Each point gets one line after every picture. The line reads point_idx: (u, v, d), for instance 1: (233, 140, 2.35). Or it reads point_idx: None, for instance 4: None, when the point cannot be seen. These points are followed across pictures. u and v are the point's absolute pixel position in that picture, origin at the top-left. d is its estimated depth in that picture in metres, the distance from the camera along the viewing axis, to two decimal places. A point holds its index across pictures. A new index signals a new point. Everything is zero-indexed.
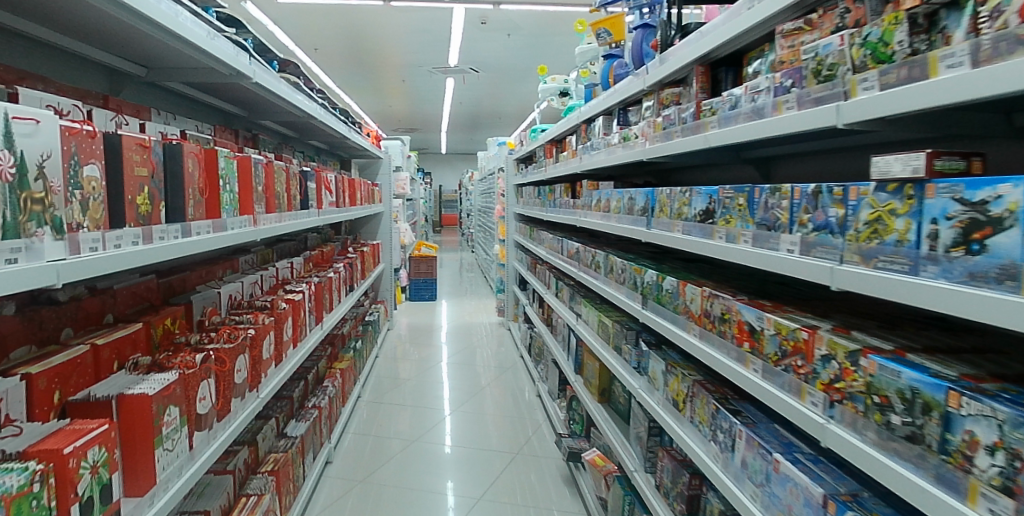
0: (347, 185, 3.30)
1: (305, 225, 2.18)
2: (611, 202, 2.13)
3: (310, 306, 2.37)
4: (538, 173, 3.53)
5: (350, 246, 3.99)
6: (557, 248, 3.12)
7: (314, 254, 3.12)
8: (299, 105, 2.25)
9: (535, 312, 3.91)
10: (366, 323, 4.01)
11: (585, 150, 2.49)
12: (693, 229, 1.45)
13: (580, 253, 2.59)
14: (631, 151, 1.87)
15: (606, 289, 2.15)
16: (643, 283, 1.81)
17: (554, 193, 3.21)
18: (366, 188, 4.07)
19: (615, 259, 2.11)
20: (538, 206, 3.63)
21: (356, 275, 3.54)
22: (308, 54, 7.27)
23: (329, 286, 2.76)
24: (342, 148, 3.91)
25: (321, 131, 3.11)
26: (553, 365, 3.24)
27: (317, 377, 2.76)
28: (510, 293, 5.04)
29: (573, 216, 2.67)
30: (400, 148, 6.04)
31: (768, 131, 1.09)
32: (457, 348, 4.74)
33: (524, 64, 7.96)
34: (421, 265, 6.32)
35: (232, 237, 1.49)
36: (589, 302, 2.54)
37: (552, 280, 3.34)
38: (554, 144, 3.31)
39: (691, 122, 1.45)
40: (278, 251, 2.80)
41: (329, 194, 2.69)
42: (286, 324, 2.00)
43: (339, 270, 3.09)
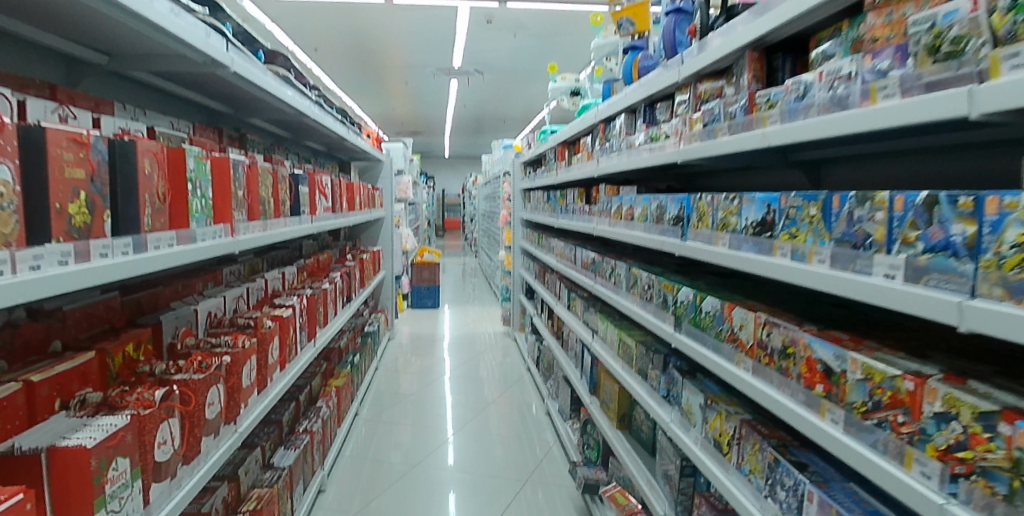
0: (345, 189, 3.09)
1: (294, 232, 1.97)
2: (634, 209, 1.91)
3: (300, 321, 2.14)
4: (548, 177, 3.31)
5: (348, 253, 3.78)
6: (570, 257, 2.89)
7: (309, 263, 2.90)
8: (289, 101, 2.04)
9: (544, 324, 3.68)
10: (364, 335, 3.78)
11: (603, 152, 2.28)
12: (743, 244, 1.22)
13: (596, 263, 2.36)
14: (660, 152, 1.65)
15: (629, 306, 1.92)
16: (675, 302, 1.57)
17: (566, 198, 2.99)
18: (366, 192, 3.87)
19: (639, 273, 1.87)
20: (548, 213, 3.42)
21: (354, 285, 3.32)
22: (309, 55, 7.12)
23: (323, 298, 2.54)
24: (340, 150, 3.71)
25: (318, 131, 2.90)
26: (564, 382, 3.00)
27: (310, 397, 2.54)
28: (516, 301, 4.81)
29: (588, 224, 2.45)
30: (402, 151, 5.85)
31: (854, 126, 0.88)
32: (461, 360, 4.51)
33: (530, 65, 7.77)
34: (423, 272, 6.11)
35: (203, 250, 1.28)
36: (606, 317, 2.30)
37: (563, 291, 3.12)
38: (566, 146, 3.10)
39: (742, 118, 1.23)
40: (268, 260, 2.59)
41: (324, 199, 2.48)
42: (272, 345, 1.78)
43: (335, 279, 2.87)
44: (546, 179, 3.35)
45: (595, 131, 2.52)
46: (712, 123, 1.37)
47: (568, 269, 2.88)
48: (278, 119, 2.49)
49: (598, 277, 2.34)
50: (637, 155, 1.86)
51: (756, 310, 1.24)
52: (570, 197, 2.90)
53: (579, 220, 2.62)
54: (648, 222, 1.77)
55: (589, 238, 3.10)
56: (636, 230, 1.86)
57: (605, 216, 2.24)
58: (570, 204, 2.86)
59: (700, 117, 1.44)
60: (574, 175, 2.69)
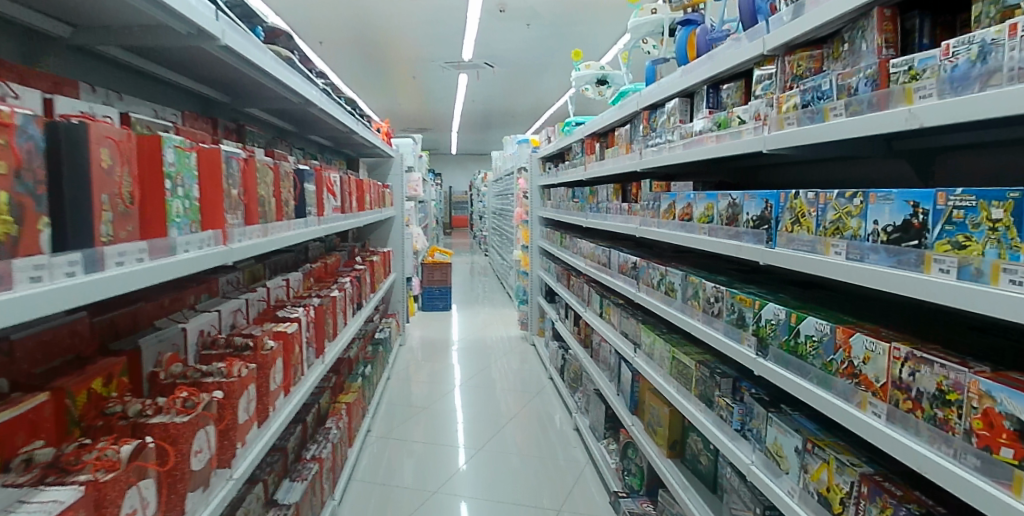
0: (354, 187, 2.84)
1: (299, 237, 1.71)
2: (692, 209, 1.64)
3: (306, 337, 1.88)
4: (575, 173, 3.04)
5: (358, 255, 3.54)
6: (602, 260, 2.62)
7: (315, 268, 2.64)
8: (292, 85, 1.78)
9: (569, 331, 3.41)
10: (375, 343, 3.53)
11: (648, 144, 2.00)
12: (869, 254, 0.95)
13: (639, 269, 2.09)
14: (733, 141, 1.38)
15: (687, 322, 1.64)
16: (756, 321, 1.30)
17: (597, 196, 2.71)
18: (376, 190, 3.62)
19: (700, 283, 1.60)
20: (574, 211, 3.14)
21: (365, 291, 3.06)
22: (313, 48, 6.87)
23: (332, 308, 2.29)
24: (348, 145, 3.45)
25: (325, 124, 2.65)
26: (595, 397, 2.73)
27: (319, 417, 2.29)
28: (534, 304, 4.54)
29: (627, 225, 2.18)
30: (412, 147, 5.59)
31: None
32: (476, 367, 4.25)
33: (542, 57, 7.49)
34: (435, 272, 5.86)
35: (186, 264, 1.02)
36: (651, 330, 2.03)
37: (592, 297, 2.85)
38: (596, 138, 2.82)
39: (867, 93, 0.96)
40: (272, 266, 2.35)
41: (333, 198, 2.22)
42: (275, 369, 1.52)
43: (346, 286, 2.61)
44: (572, 175, 3.08)
45: (634, 120, 2.24)
46: (814, 103, 1.10)
47: (600, 274, 2.60)
48: (281, 110, 2.23)
49: (641, 285, 2.06)
50: (698, 145, 1.58)
51: (886, 338, 0.96)
52: (602, 194, 2.63)
53: (616, 220, 2.35)
54: (713, 224, 1.51)
55: (622, 240, 2.82)
56: (696, 234, 1.58)
57: (650, 216, 1.97)
58: (603, 202, 2.58)
59: (794, 97, 1.16)
60: (609, 170, 2.41)
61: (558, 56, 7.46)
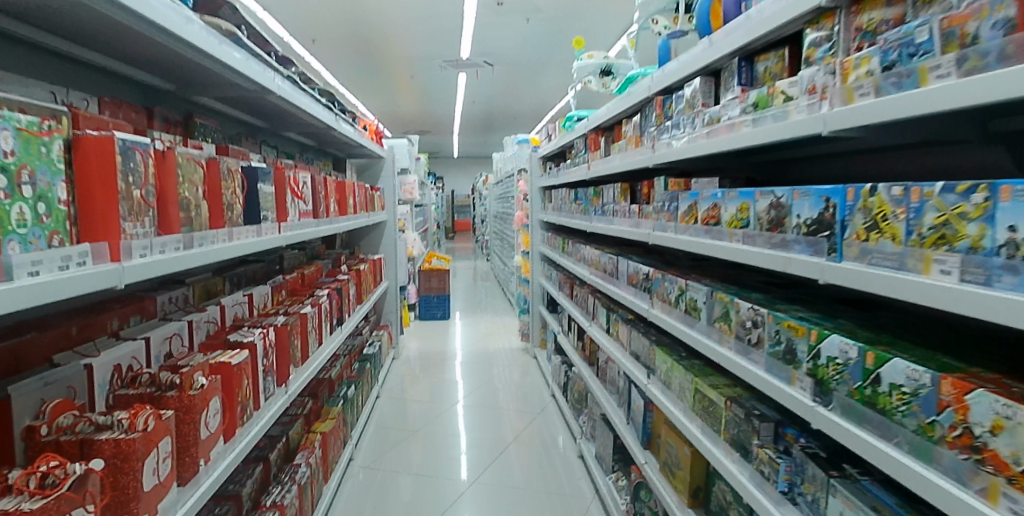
0: (334, 188, 2.55)
1: (246, 248, 1.43)
2: (718, 212, 1.34)
3: (263, 365, 1.60)
4: (577, 171, 2.74)
5: (343, 263, 3.24)
6: (609, 270, 2.32)
7: (287, 280, 2.34)
8: (235, 65, 1.49)
9: (573, 345, 3.10)
10: (362, 358, 3.23)
11: (661, 134, 1.71)
12: (993, 277, 0.65)
13: (653, 281, 1.78)
14: (778, 124, 1.09)
15: (716, 351, 1.34)
16: (814, 357, 1.00)
17: (601, 197, 2.41)
18: (363, 193, 3.32)
19: (731, 302, 1.30)
20: (577, 214, 2.84)
21: (348, 304, 2.76)
22: (306, 46, 6.59)
23: (303, 326, 1.99)
24: (332, 143, 3.16)
25: (297, 119, 2.35)
26: (603, 423, 2.42)
27: (285, 452, 1.97)
28: (536, 314, 4.23)
29: (637, 230, 1.88)
30: (407, 148, 5.29)
31: None
32: (474, 381, 3.93)
33: (544, 54, 7.20)
34: (432, 280, 5.54)
35: (35, 290, 0.73)
36: (667, 353, 1.72)
37: (599, 310, 2.54)
38: (600, 133, 2.52)
39: (997, 39, 0.65)
40: (237, 280, 2.06)
41: (300, 200, 1.93)
42: (208, 412, 1.23)
43: (323, 300, 2.31)
44: (574, 174, 2.78)
45: (644, 109, 1.94)
46: (903, 62, 0.81)
47: (607, 286, 2.30)
48: (239, 102, 1.95)
49: (655, 302, 1.77)
50: (728, 132, 1.29)
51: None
52: (607, 196, 2.33)
53: (624, 224, 2.05)
54: (749, 230, 1.21)
55: (631, 246, 2.52)
56: (725, 243, 1.29)
57: (665, 220, 1.67)
58: (609, 203, 2.29)
59: (876, 58, 0.87)
60: (615, 167, 2.11)
61: (560, 52, 7.17)
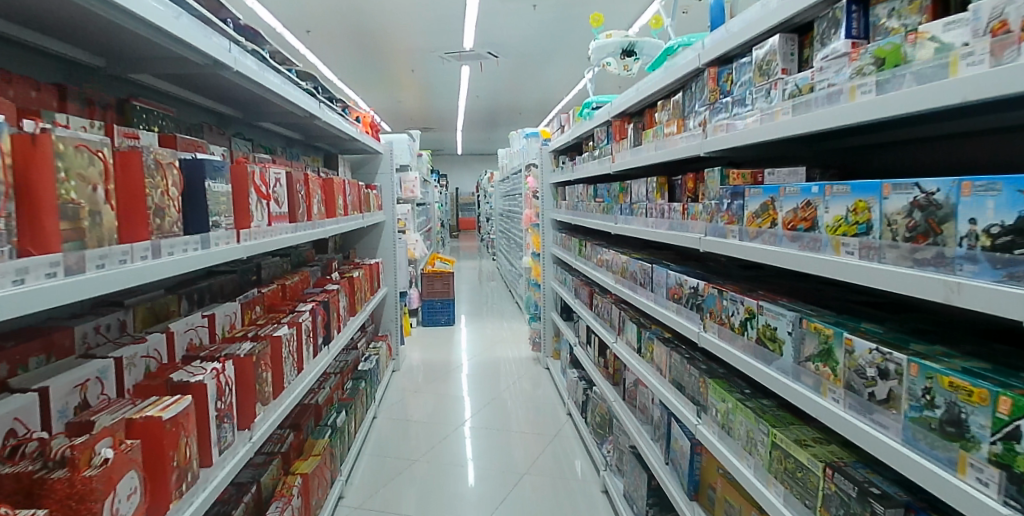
0: (320, 186, 2.19)
1: (183, 266, 1.09)
2: (816, 213, 0.99)
3: (215, 410, 1.26)
4: (597, 165, 2.37)
5: (335, 270, 2.90)
6: (640, 280, 1.96)
7: (263, 295, 1.99)
8: (175, 30, 1.12)
9: (592, 361, 2.74)
10: (357, 376, 2.87)
11: (714, 115, 1.35)
12: None
13: (705, 298, 1.43)
14: (932, 85, 0.72)
15: (813, 402, 0.99)
16: (1005, 438, 0.64)
17: (628, 194, 2.05)
18: (357, 192, 2.96)
19: (839, 339, 0.95)
20: (596, 214, 2.47)
21: (337, 319, 2.39)
22: (300, 38, 6.19)
23: (278, 352, 1.63)
24: (319, 136, 2.80)
25: (271, 105, 1.99)
26: (634, 459, 2.06)
27: (256, 505, 1.62)
28: (547, 321, 3.87)
29: (681, 235, 1.52)
30: (407, 144, 4.92)
31: None
32: (482, 395, 3.57)
33: (551, 43, 6.81)
34: (435, 283, 5.18)
35: None
36: (726, 389, 1.37)
37: (626, 325, 2.18)
38: (625, 120, 2.15)
39: None
40: (201, 296, 1.72)
41: (270, 202, 1.59)
42: (121, 498, 0.88)
43: (308, 318, 1.96)
44: (593, 168, 2.42)
45: (687, 86, 1.58)
46: None
47: (638, 299, 1.94)
48: (193, 83, 1.59)
49: (708, 324, 1.41)
50: (831, 103, 0.93)
51: None
52: (636, 192, 1.96)
53: (661, 227, 1.68)
54: (871, 239, 0.86)
55: (664, 252, 2.16)
56: (829, 257, 0.94)
57: (723, 223, 1.31)
58: (639, 201, 1.92)
59: None
60: (648, 159, 1.75)
61: (568, 41, 6.78)
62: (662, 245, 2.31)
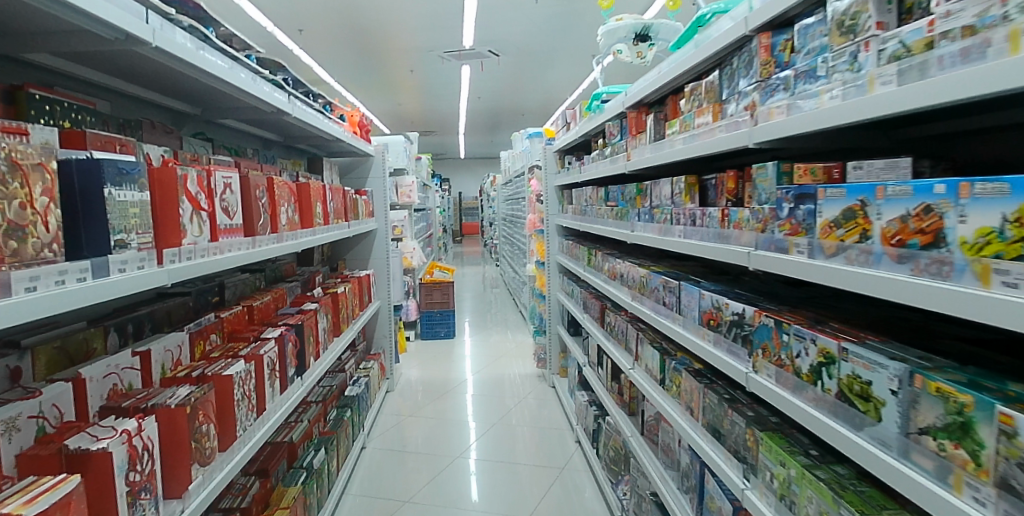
0: (292, 191, 1.89)
1: (61, 304, 0.79)
2: (944, 223, 0.68)
3: (125, 485, 0.96)
4: (610, 164, 2.07)
5: (318, 284, 2.59)
6: (663, 298, 1.64)
7: (220, 321, 1.68)
8: None
9: (603, 386, 2.42)
10: (342, 403, 2.55)
11: (769, 94, 1.05)
12: None
13: (759, 330, 1.12)
14: None
15: (944, 501, 0.67)
16: None
17: (648, 196, 1.73)
18: (343, 198, 2.66)
19: (987, 411, 0.63)
20: (608, 220, 2.16)
21: (315, 344, 2.08)
22: (293, 38, 5.87)
23: (225, 396, 1.33)
24: (299, 137, 2.49)
25: (229, 97, 1.69)
26: (656, 509, 1.74)
27: None
28: (553, 335, 3.55)
29: (721, 248, 1.21)
30: (403, 146, 4.62)
31: None
32: (484, 417, 3.22)
33: (554, 40, 6.51)
34: (434, 293, 4.87)
35: None
36: (786, 449, 1.06)
37: (645, 350, 1.86)
38: (642, 110, 1.84)
39: None
40: (143, 327, 1.42)
41: (215, 212, 1.29)
42: None
43: (273, 348, 1.65)
44: (605, 168, 2.11)
45: (724, 63, 1.29)
46: None
47: (661, 322, 1.62)
48: (115, 68, 1.32)
49: (761, 365, 1.10)
50: (971, 64, 0.63)
51: None
52: (657, 194, 1.65)
53: (694, 237, 1.37)
54: None
55: (691, 266, 1.84)
56: (972, 291, 0.62)
57: (785, 234, 1.01)
58: (662, 205, 1.61)
59: None
60: (675, 155, 1.45)
61: (573, 38, 6.47)
62: (686, 256, 2.00)
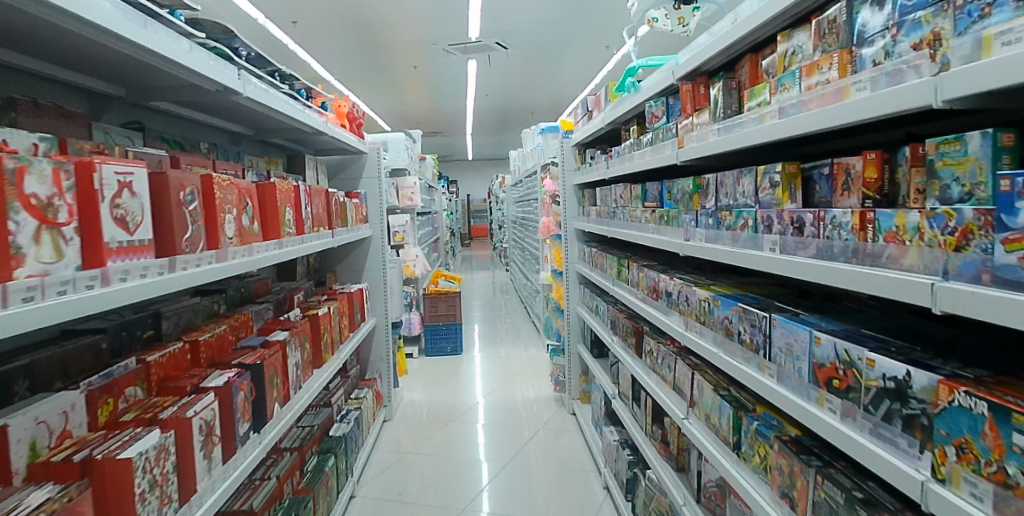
0: (249, 193, 1.47)
1: None
2: None
3: None
4: (652, 154, 1.61)
5: (297, 304, 2.17)
6: (739, 334, 1.18)
7: (145, 368, 1.24)
8: None
9: (641, 429, 1.95)
10: (325, 447, 2.11)
11: (972, 15, 0.62)
12: None
13: (948, 412, 0.66)
14: None
15: None
16: None
17: (713, 194, 1.29)
18: (325, 200, 2.19)
19: None
20: (649, 226, 1.71)
21: (284, 385, 1.64)
22: (286, 31, 5.48)
23: (121, 488, 0.91)
24: (272, 132, 2.06)
25: (158, 73, 1.27)
26: None
27: None
28: (573, 355, 3.09)
29: (865, 273, 0.77)
30: (404, 143, 4.19)
31: None
32: (497, 453, 2.75)
33: (567, 31, 6.07)
34: (439, 305, 4.43)
35: None
36: None
37: (703, 397, 1.40)
38: (701, 81, 1.36)
39: None
40: (10, 389, 0.99)
41: (92, 221, 0.85)
42: None
43: (213, 403, 1.22)
44: (645, 161, 1.65)
45: None
46: None
47: (737, 367, 1.17)
48: None
49: (958, 478, 0.64)
50: None
51: None
52: (730, 191, 1.20)
53: (803, 251, 0.93)
54: None
55: (769, 287, 1.39)
56: None
57: (1022, 258, 0.54)
58: (739, 206, 1.16)
59: None
60: (768, 134, 1.00)
61: (588, 28, 5.98)
62: (758, 275, 1.55)
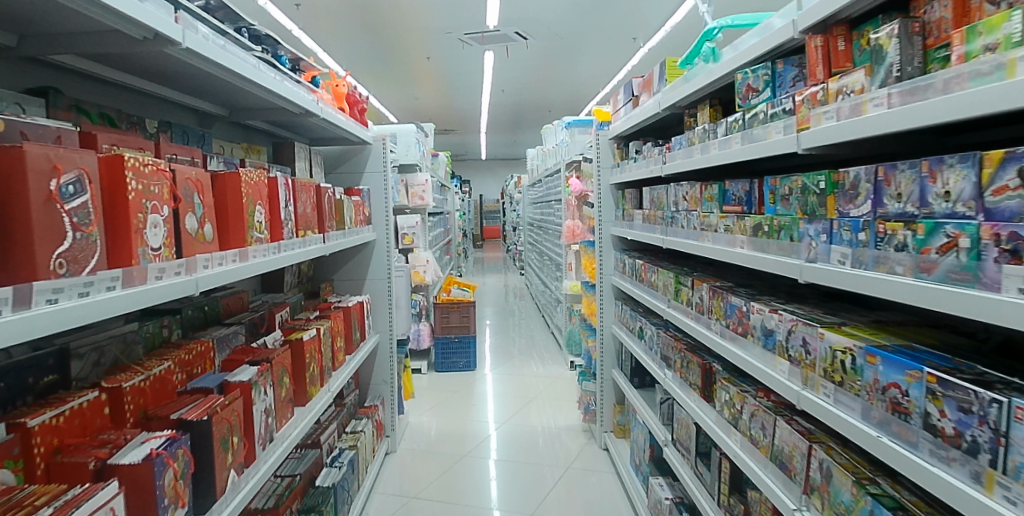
0: (199, 185, 1.06)
1: None
2: None
3: None
4: (745, 142, 1.18)
5: (280, 324, 1.77)
6: (931, 418, 0.74)
7: (22, 438, 0.82)
8: None
9: (710, 498, 1.51)
10: (310, 503, 1.70)
11: None
12: None
13: None
14: None
15: None
16: None
17: (871, 195, 0.85)
18: (316, 196, 1.75)
19: None
20: (735, 240, 1.28)
21: (247, 443, 1.22)
22: (288, 13, 5.09)
23: None
24: (250, 113, 1.66)
25: (57, 8, 0.81)
26: None
27: None
28: (605, 380, 2.68)
29: None
30: (415, 137, 3.80)
31: None
32: (520, 500, 2.30)
33: (591, 21, 5.64)
34: (450, 317, 3.99)
35: None
36: None
37: (836, 490, 0.96)
38: (839, 32, 0.92)
39: None
40: None
41: None
42: None
43: (114, 498, 0.81)
44: (732, 151, 1.22)
45: None
46: None
47: (931, 471, 0.73)
48: None
49: None
50: None
51: None
52: (913, 193, 0.77)
53: None
54: None
55: (937, 334, 0.95)
56: None
57: None
58: (935, 216, 0.73)
59: None
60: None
61: (615, 17, 5.55)
62: (899, 312, 1.11)
